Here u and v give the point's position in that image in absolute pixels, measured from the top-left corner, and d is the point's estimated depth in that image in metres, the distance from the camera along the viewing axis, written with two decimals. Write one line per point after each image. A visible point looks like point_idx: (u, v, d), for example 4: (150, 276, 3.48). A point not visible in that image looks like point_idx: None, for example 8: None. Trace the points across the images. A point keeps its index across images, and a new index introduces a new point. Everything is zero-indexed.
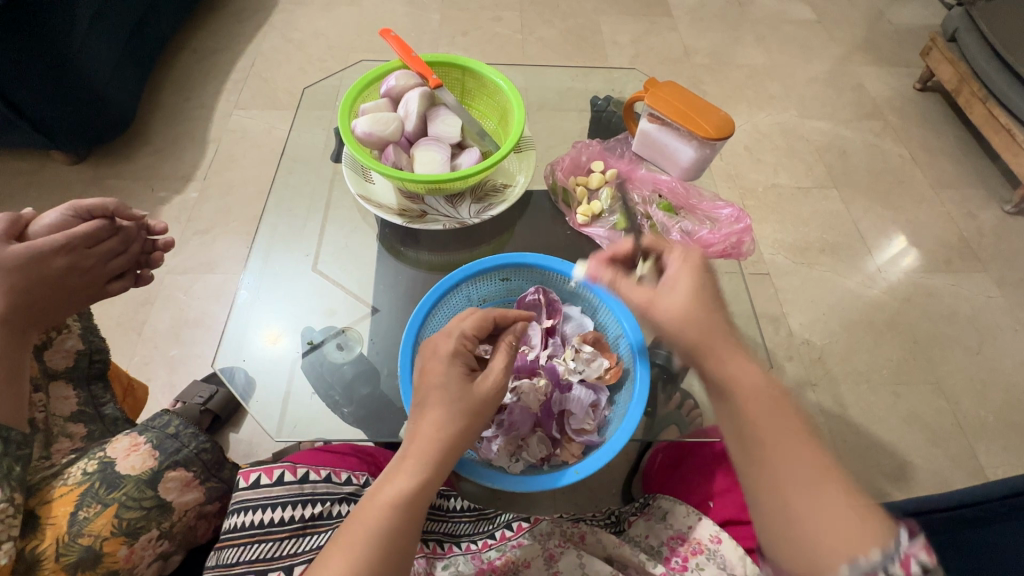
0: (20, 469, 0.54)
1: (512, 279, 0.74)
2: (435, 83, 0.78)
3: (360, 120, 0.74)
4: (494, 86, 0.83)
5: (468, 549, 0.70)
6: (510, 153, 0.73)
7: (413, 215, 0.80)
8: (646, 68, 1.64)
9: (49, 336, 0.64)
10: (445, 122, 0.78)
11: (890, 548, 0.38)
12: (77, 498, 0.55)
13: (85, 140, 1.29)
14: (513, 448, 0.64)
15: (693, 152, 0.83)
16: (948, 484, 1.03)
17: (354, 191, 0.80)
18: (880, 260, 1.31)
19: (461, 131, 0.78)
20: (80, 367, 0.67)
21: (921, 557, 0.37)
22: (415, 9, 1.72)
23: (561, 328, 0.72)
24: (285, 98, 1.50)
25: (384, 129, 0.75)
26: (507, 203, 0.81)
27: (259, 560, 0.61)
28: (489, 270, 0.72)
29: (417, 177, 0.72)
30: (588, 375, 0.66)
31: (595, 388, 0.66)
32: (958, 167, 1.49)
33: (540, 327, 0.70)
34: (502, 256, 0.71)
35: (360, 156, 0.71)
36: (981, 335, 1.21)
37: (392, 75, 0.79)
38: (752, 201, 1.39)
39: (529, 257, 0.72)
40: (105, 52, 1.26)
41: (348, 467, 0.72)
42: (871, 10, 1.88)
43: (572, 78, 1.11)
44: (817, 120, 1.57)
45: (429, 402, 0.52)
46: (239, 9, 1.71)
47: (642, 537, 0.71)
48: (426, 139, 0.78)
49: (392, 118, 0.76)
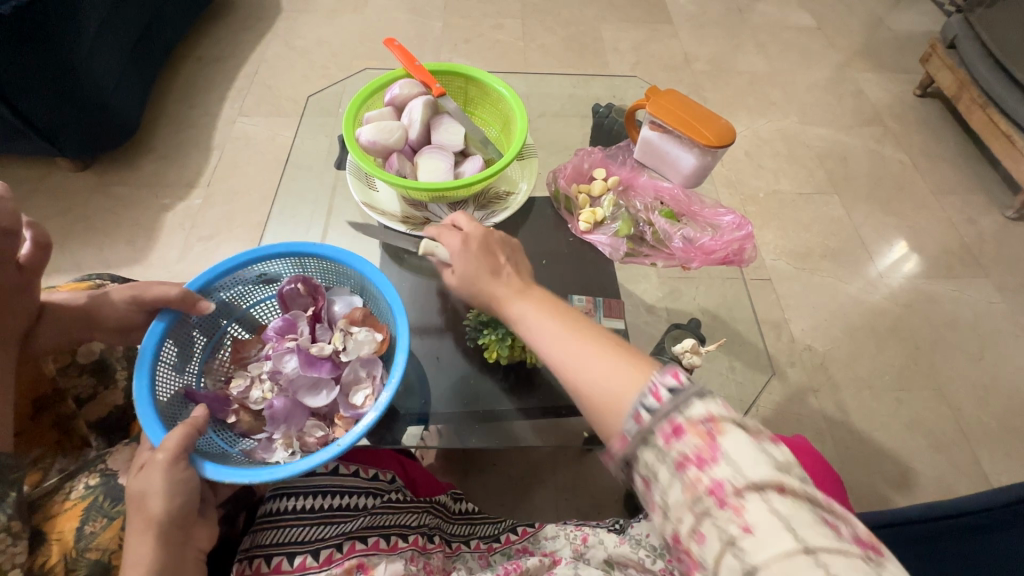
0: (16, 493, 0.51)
1: (270, 271, 0.68)
2: (439, 92, 0.79)
3: (365, 129, 0.74)
4: (497, 94, 0.83)
5: (476, 548, 0.71)
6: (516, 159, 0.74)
7: (418, 222, 0.80)
8: (647, 75, 1.65)
9: (96, 390, 0.65)
10: (448, 130, 0.79)
11: (646, 385, 0.42)
12: (82, 513, 0.55)
13: (90, 148, 1.30)
14: (290, 441, 0.60)
15: (694, 160, 0.85)
16: (950, 490, 1.03)
17: (358, 198, 0.81)
18: (881, 266, 1.32)
19: (463, 138, 0.79)
20: (112, 420, 0.67)
21: (668, 383, 0.41)
22: (417, 17, 1.74)
23: (327, 312, 0.68)
24: (289, 104, 1.51)
25: (388, 138, 0.75)
26: (509, 210, 0.81)
27: (292, 542, 0.60)
28: (240, 267, 0.65)
29: (419, 186, 0.72)
30: (355, 352, 0.64)
31: (367, 364, 0.63)
32: (959, 173, 1.50)
33: (304, 320, 0.66)
34: (247, 251, 0.65)
35: (364, 164, 0.71)
36: (983, 340, 1.21)
37: (396, 84, 0.80)
38: (753, 207, 1.39)
39: (273, 245, 0.66)
40: (110, 62, 1.27)
41: (377, 465, 0.72)
42: (870, 17, 1.89)
43: (573, 85, 1.12)
44: (818, 127, 1.58)
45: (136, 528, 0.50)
46: (243, 16, 1.72)
47: (642, 537, 0.68)
48: (430, 146, 0.78)
49: (396, 127, 0.76)
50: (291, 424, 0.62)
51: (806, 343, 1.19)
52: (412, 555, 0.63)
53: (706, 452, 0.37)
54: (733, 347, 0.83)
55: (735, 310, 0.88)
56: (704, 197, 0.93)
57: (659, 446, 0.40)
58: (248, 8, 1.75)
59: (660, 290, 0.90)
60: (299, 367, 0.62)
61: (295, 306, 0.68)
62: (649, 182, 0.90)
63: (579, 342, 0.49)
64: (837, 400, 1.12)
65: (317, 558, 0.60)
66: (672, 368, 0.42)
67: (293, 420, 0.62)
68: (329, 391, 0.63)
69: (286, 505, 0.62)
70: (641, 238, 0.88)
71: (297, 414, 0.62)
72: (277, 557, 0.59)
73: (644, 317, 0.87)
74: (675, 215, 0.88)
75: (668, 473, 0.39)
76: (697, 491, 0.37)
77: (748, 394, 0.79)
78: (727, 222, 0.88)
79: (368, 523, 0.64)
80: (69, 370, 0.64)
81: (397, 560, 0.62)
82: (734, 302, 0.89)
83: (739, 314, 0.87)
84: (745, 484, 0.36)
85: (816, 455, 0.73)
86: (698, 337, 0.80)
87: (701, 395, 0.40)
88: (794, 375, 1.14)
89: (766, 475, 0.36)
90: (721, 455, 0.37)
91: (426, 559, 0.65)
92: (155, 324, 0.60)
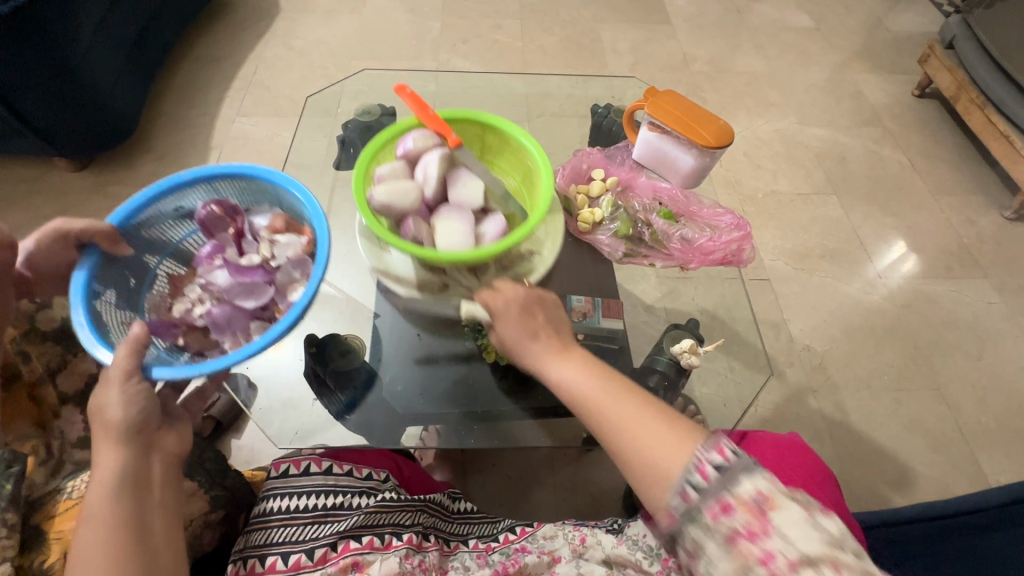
0: (13, 486, 0.50)
1: (186, 204, 0.67)
2: (455, 141, 0.75)
3: (376, 191, 0.69)
4: (518, 144, 0.79)
5: (474, 547, 0.70)
6: (546, 216, 0.70)
7: (436, 287, 0.74)
8: (646, 75, 1.65)
9: (63, 358, 0.68)
10: (466, 185, 0.73)
11: (694, 459, 0.46)
12: (84, 512, 0.54)
13: (88, 147, 1.30)
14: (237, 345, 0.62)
15: (692, 160, 0.85)
16: (949, 491, 1.03)
17: (370, 264, 0.72)
18: (880, 266, 1.32)
19: (483, 194, 0.74)
20: (88, 392, 0.69)
21: (716, 459, 0.45)
22: (416, 18, 1.74)
23: (249, 227, 0.67)
24: (287, 105, 1.51)
25: (402, 200, 0.69)
26: (537, 273, 0.72)
27: (285, 542, 0.60)
28: (155, 200, 0.63)
29: (439, 253, 0.65)
30: (284, 256, 0.64)
31: (300, 264, 0.63)
32: (957, 174, 1.50)
33: (232, 240, 0.66)
34: (156, 184, 0.63)
35: (378, 233, 0.65)
36: (982, 341, 1.22)
37: (409, 136, 0.75)
38: (752, 208, 1.39)
39: (184, 175, 0.64)
40: (108, 62, 1.27)
41: (370, 463, 0.72)
42: (869, 18, 1.89)
43: (572, 86, 1.13)
44: (817, 127, 1.58)
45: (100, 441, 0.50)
46: (242, 17, 1.72)
47: (639, 537, 0.69)
48: (448, 205, 0.73)
49: (411, 187, 0.71)
50: (235, 330, 0.62)
51: (804, 343, 1.19)
52: (407, 552, 0.63)
53: (757, 526, 0.41)
54: (731, 347, 0.83)
55: (733, 310, 0.88)
56: (702, 197, 0.93)
57: (707, 521, 0.43)
58: (247, 8, 1.75)
59: (659, 290, 0.91)
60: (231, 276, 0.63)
61: (215, 230, 0.66)
62: (648, 183, 0.90)
63: (619, 407, 0.52)
64: (836, 401, 1.12)
65: (312, 556, 0.60)
66: (720, 444, 0.45)
67: (236, 326, 0.62)
68: (263, 293, 0.63)
69: (280, 505, 0.63)
70: (639, 238, 0.87)
71: (238, 318, 0.62)
72: (271, 557, 0.59)
73: (642, 317, 0.87)
74: (673, 216, 0.87)
75: (716, 549, 0.42)
76: (748, 562, 0.41)
77: (746, 394, 0.79)
78: (726, 222, 0.87)
79: (361, 522, 0.63)
80: (30, 336, 0.65)
81: (392, 559, 0.61)
82: (732, 302, 0.89)
83: (738, 315, 0.87)
84: (803, 560, 0.39)
85: (812, 454, 0.73)
86: (696, 338, 0.80)
87: (749, 471, 0.43)
88: (792, 375, 1.14)
89: (820, 550, 0.39)
90: (774, 533, 0.40)
91: (421, 556, 0.64)
92: (82, 266, 0.58)
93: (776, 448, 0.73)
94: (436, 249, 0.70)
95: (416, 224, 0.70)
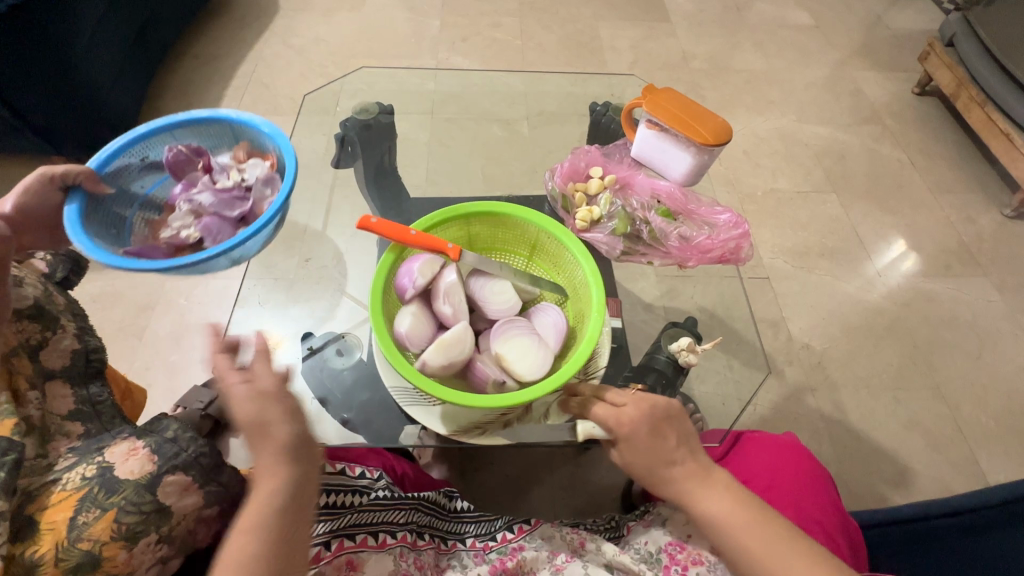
0: (6, 474, 0.51)
1: (153, 155, 0.71)
2: (456, 252, 0.64)
3: (432, 358, 0.59)
4: (517, 222, 0.72)
5: (472, 546, 0.71)
6: (604, 292, 0.66)
7: (518, 412, 0.67)
8: (645, 73, 1.65)
9: (45, 335, 0.65)
10: (496, 294, 0.66)
11: None
12: (77, 503, 0.53)
13: (86, 145, 1.30)
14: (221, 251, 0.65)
15: (691, 159, 0.85)
16: (948, 490, 1.03)
17: (442, 425, 0.65)
18: (880, 265, 1.31)
19: (513, 291, 0.67)
20: (76, 367, 0.67)
21: None
22: (415, 16, 1.73)
23: (215, 164, 0.72)
24: (286, 103, 1.51)
25: (462, 350, 0.61)
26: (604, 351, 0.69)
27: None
28: (125, 151, 0.68)
29: (540, 388, 0.57)
30: (253, 177, 0.69)
31: (270, 180, 0.68)
32: (957, 172, 1.50)
33: (201, 177, 0.70)
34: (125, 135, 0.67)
35: (475, 401, 0.55)
36: (981, 339, 1.21)
37: (408, 269, 0.63)
38: (751, 206, 1.39)
39: (148, 125, 0.68)
40: (106, 59, 1.26)
41: (365, 462, 0.72)
42: (869, 16, 1.89)
43: (571, 84, 1.12)
44: (816, 125, 1.58)
45: (265, 458, 0.50)
46: (241, 15, 1.71)
47: (641, 545, 0.68)
48: (496, 326, 0.65)
49: (460, 336, 0.61)
50: (218, 238, 0.65)
51: (803, 341, 1.19)
52: (401, 551, 0.64)
53: None
54: (731, 346, 0.83)
55: (732, 308, 0.88)
56: (701, 195, 0.92)
57: None
58: (246, 7, 1.74)
59: (658, 289, 0.91)
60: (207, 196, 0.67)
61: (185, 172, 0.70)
62: (646, 180, 0.89)
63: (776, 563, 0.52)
64: (835, 399, 1.12)
65: None
66: None
67: (219, 235, 0.65)
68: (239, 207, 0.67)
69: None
70: (637, 237, 0.87)
71: (220, 228, 0.66)
72: None
73: (641, 315, 0.87)
74: (671, 214, 0.87)
75: None
76: None
77: (744, 393, 0.79)
78: (725, 220, 0.87)
79: (355, 521, 0.63)
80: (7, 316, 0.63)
81: (387, 557, 0.62)
82: (731, 300, 0.89)
83: (737, 313, 0.87)
84: None
85: (810, 456, 0.73)
86: (694, 336, 0.79)
87: None
88: (791, 373, 1.14)
89: None
90: None
91: (416, 555, 0.65)
92: (67, 211, 0.62)
93: (775, 450, 0.72)
94: (521, 382, 0.61)
95: (493, 369, 0.62)
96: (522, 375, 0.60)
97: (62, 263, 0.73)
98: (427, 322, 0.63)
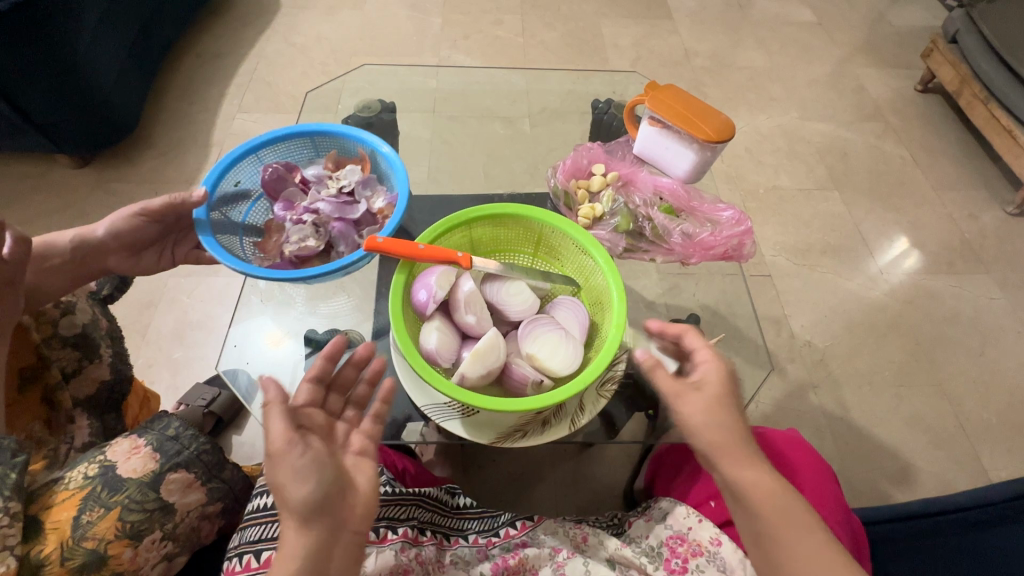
0: (16, 476, 0.50)
1: (243, 179, 0.77)
2: (466, 259, 0.64)
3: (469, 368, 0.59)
4: (519, 216, 0.71)
5: (474, 543, 0.70)
6: (620, 282, 0.65)
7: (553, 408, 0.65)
8: (647, 70, 1.65)
9: (80, 363, 0.66)
10: (512, 294, 0.66)
11: None
12: (79, 502, 0.53)
13: (88, 144, 1.30)
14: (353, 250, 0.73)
15: (694, 156, 0.85)
16: (950, 487, 1.03)
17: (484, 438, 0.63)
18: (882, 262, 1.31)
19: (529, 289, 0.68)
20: (99, 396, 0.68)
21: None
22: (416, 13, 1.73)
23: (305, 177, 0.78)
24: (288, 101, 1.51)
25: (496, 357, 0.60)
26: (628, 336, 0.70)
27: (281, 536, 0.60)
28: (222, 178, 0.73)
29: (587, 377, 0.57)
30: (352, 181, 0.76)
31: (368, 183, 0.77)
32: (960, 169, 1.49)
33: (299, 189, 0.77)
34: (221, 161, 0.72)
35: (523, 404, 0.55)
36: (984, 336, 1.21)
37: (427, 283, 0.63)
38: (754, 203, 1.39)
39: (238, 149, 0.74)
40: (107, 58, 1.26)
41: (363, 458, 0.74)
42: (872, 13, 1.88)
43: (573, 81, 1.12)
44: (819, 122, 1.57)
45: (287, 519, 0.46)
46: (242, 13, 1.71)
47: (642, 539, 0.69)
48: (523, 327, 0.65)
49: (489, 344, 0.61)
50: (348, 241, 0.73)
51: (806, 339, 1.19)
52: (402, 545, 0.63)
53: None
54: (732, 343, 0.83)
55: (734, 305, 0.88)
56: (703, 193, 0.92)
57: None
58: (247, 4, 1.74)
59: (661, 287, 0.91)
60: (322, 206, 0.74)
61: (281, 188, 0.76)
62: (649, 178, 0.89)
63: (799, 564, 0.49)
64: (837, 397, 1.12)
65: None
66: None
67: (347, 238, 0.73)
68: (350, 210, 0.75)
69: (274, 501, 0.63)
70: (640, 234, 0.87)
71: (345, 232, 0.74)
72: (266, 552, 0.59)
73: (644, 313, 0.87)
74: (674, 211, 0.87)
75: None
76: None
77: (748, 390, 0.79)
78: (727, 217, 0.87)
79: None
80: (51, 342, 0.63)
81: (387, 552, 0.62)
82: (733, 297, 0.89)
83: (739, 311, 0.87)
84: None
85: (813, 451, 0.73)
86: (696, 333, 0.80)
87: None
88: (794, 371, 1.14)
89: None
90: None
91: (417, 550, 0.65)
92: (206, 240, 0.66)
93: (777, 445, 0.72)
94: (560, 377, 0.62)
95: (528, 370, 0.62)
96: (559, 371, 0.62)
97: (108, 279, 0.72)
98: (451, 335, 0.64)
